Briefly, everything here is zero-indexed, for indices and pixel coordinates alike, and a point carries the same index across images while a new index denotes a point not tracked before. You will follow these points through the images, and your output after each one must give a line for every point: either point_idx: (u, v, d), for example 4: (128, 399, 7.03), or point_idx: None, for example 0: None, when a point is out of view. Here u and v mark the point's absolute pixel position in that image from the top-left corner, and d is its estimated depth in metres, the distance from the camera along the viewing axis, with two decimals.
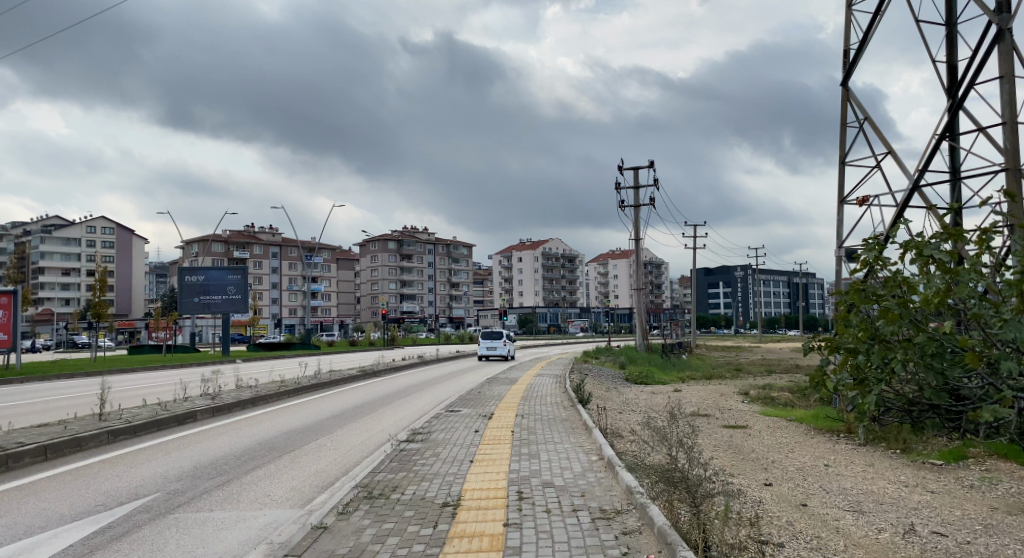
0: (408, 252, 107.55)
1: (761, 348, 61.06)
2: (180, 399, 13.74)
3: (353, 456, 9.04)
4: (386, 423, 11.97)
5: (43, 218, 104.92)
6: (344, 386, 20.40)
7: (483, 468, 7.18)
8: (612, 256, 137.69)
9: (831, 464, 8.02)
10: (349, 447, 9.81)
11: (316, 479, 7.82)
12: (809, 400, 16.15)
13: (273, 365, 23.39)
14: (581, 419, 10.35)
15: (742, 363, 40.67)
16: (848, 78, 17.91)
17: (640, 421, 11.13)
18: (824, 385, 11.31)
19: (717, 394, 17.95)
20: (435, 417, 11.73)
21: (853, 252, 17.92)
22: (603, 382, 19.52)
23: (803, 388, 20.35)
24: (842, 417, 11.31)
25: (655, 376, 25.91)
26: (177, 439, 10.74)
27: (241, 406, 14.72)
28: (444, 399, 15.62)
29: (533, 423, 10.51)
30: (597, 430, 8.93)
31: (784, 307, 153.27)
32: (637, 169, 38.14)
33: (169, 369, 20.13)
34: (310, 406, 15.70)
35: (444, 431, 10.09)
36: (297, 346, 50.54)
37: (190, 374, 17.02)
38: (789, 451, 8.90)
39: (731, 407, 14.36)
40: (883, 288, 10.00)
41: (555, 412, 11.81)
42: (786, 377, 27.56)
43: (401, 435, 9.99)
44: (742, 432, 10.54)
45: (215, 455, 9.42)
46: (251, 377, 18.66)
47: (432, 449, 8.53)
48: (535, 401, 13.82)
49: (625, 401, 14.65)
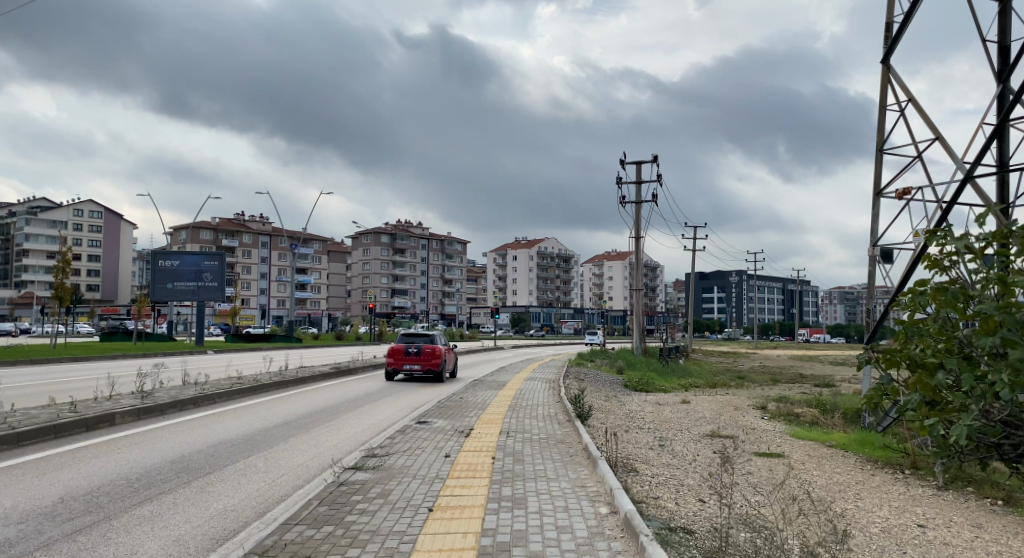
0: (401, 246, 105.66)
1: (759, 356, 59.08)
2: (101, 399, 11.48)
3: (277, 491, 6.81)
4: (340, 439, 9.74)
5: (30, 200, 102.30)
6: (311, 385, 18.21)
7: (447, 525, 5.00)
8: (608, 257, 135.87)
9: (927, 524, 5.87)
10: (282, 476, 7.53)
11: (211, 528, 5.58)
12: (840, 420, 14.07)
13: (235, 359, 21.03)
14: (582, 442, 8.19)
15: (744, 371, 38.78)
16: (889, 54, 15.89)
17: (654, 447, 8.98)
18: (878, 405, 9.20)
19: (731, 407, 15.80)
20: (401, 432, 9.53)
21: (889, 251, 15.99)
22: (601, 389, 17.49)
23: (824, 402, 18.29)
24: (900, 447, 9.23)
25: (656, 383, 23.92)
26: (69, 451, 8.30)
27: (177, 408, 12.46)
28: (420, 406, 13.40)
29: (522, 445, 8.28)
30: (604, 462, 6.70)
31: (778, 314, 151.42)
32: (639, 164, 35.96)
33: (117, 360, 18.03)
34: (263, 410, 13.45)
35: (407, 453, 7.84)
36: (278, 339, 48.26)
37: (126, 366, 14.86)
38: (856, 498, 6.74)
39: (757, 426, 12.23)
40: (972, 290, 7.72)
41: (547, 428, 9.67)
42: (798, 388, 25.55)
43: (352, 458, 7.69)
44: (782, 464, 8.41)
45: (102, 479, 7.04)
46: (202, 371, 16.43)
47: (381, 486, 6.27)
48: (524, 412, 11.66)
49: (631, 416, 12.41)
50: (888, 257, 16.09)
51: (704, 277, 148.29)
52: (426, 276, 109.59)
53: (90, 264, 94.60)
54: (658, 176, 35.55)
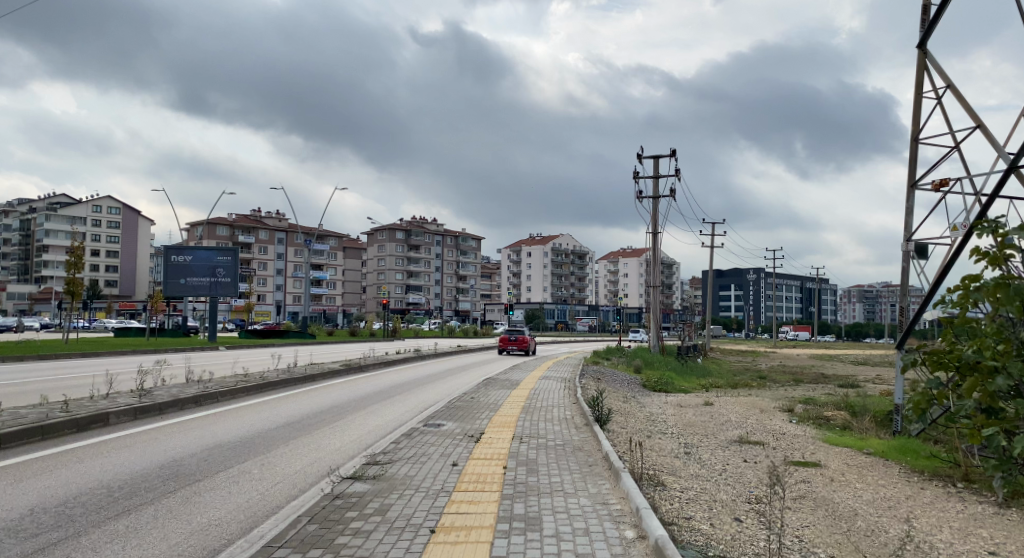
0: (416, 243, 105.35)
1: (778, 355, 57.90)
2: (96, 398, 10.99)
3: (267, 505, 6.23)
4: (341, 443, 9.15)
5: (49, 195, 103.09)
6: (321, 382, 17.76)
7: (451, 550, 4.36)
8: (624, 255, 134.76)
9: (1001, 552, 5.13)
10: (276, 486, 6.94)
11: (188, 548, 4.99)
12: (872, 424, 13.33)
13: (242, 355, 20.54)
14: (603, 450, 7.54)
15: (764, 370, 37.92)
16: (927, 38, 15.00)
17: (679, 455, 8.32)
18: (925, 411, 8.44)
19: (756, 410, 15.11)
20: (407, 436, 8.92)
21: (924, 246, 15.13)
22: (619, 389, 16.86)
23: (854, 404, 17.48)
24: (947, 457, 8.49)
25: (675, 382, 23.22)
26: (52, 455, 7.76)
27: (177, 407, 11.97)
28: (430, 406, 12.81)
29: (536, 452, 7.67)
30: (628, 475, 6.05)
31: (796, 312, 149.37)
32: (657, 158, 35.14)
33: (122, 354, 17.61)
34: (267, 409, 12.92)
35: (411, 461, 7.22)
36: (292, 334, 48.02)
37: (127, 363, 14.41)
38: (910, 518, 6.01)
39: (787, 431, 11.53)
40: None
41: (563, 432, 9.05)
42: (823, 389, 24.69)
43: (351, 466, 7.09)
44: (819, 475, 7.71)
45: (80, 487, 6.49)
46: (207, 369, 15.96)
47: (379, 500, 5.66)
48: (538, 415, 11.05)
49: (652, 420, 11.76)
50: (923, 252, 15.23)
51: (721, 274, 146.50)
52: (440, 272, 109.15)
53: (108, 259, 95.27)
54: (676, 170, 34.69)
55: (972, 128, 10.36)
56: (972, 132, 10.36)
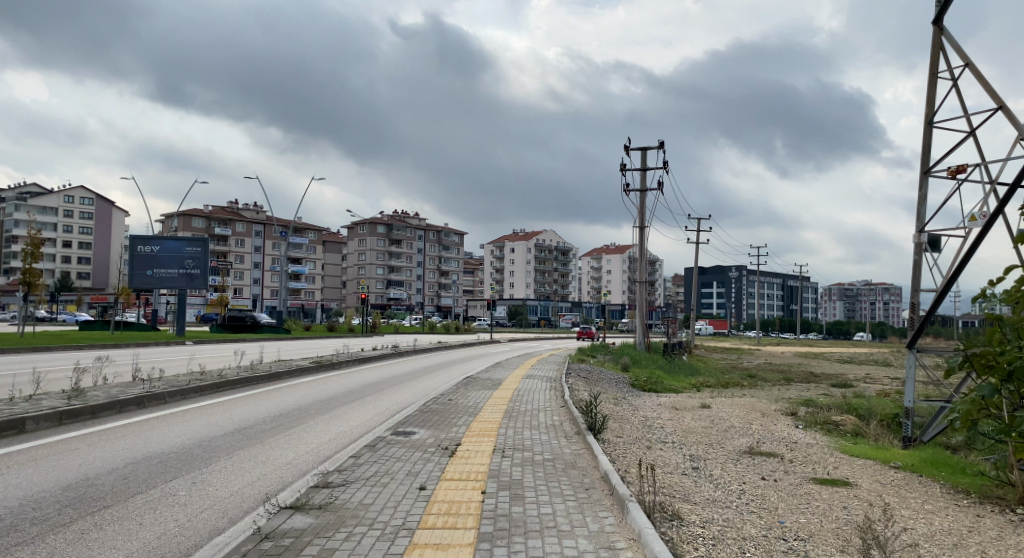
0: (397, 237, 103.54)
1: (762, 352, 56.98)
2: (16, 402, 9.57)
3: (182, 544, 4.92)
4: (292, 456, 7.75)
5: (20, 186, 99.84)
6: (287, 381, 16.36)
7: None
8: (607, 251, 133.94)
9: None
10: (200, 514, 5.63)
11: None
12: (885, 429, 12.29)
13: (200, 352, 18.94)
14: (600, 469, 6.27)
15: (752, 369, 37.00)
16: (942, 15, 13.91)
17: (686, 472, 7.09)
18: (969, 419, 7.27)
19: (758, 413, 13.97)
20: (370, 449, 7.59)
21: (938, 237, 14.10)
22: (609, 390, 15.68)
23: (857, 407, 16.39)
24: (991, 477, 7.35)
25: (664, 381, 22.13)
26: None
27: (113, 410, 10.55)
28: (400, 410, 11.46)
29: (521, 469, 6.42)
30: (638, 506, 4.84)
31: (777, 310, 149.51)
32: (644, 151, 33.94)
33: (65, 351, 16.04)
34: (219, 412, 11.51)
35: (372, 483, 5.93)
36: (265, 329, 46.14)
37: (64, 360, 12.90)
38: None
39: (797, 438, 10.42)
40: None
41: (554, 444, 7.82)
42: (816, 389, 23.70)
43: (295, 491, 5.77)
44: (859, 499, 6.48)
45: None
46: (156, 366, 14.48)
47: (320, 543, 4.37)
48: (523, 420, 9.82)
49: (649, 425, 10.60)
50: (936, 245, 14.19)
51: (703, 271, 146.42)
52: (422, 267, 107.62)
53: (80, 251, 92.51)
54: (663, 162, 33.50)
55: (991, 111, 9.76)
56: (992, 114, 9.80)
